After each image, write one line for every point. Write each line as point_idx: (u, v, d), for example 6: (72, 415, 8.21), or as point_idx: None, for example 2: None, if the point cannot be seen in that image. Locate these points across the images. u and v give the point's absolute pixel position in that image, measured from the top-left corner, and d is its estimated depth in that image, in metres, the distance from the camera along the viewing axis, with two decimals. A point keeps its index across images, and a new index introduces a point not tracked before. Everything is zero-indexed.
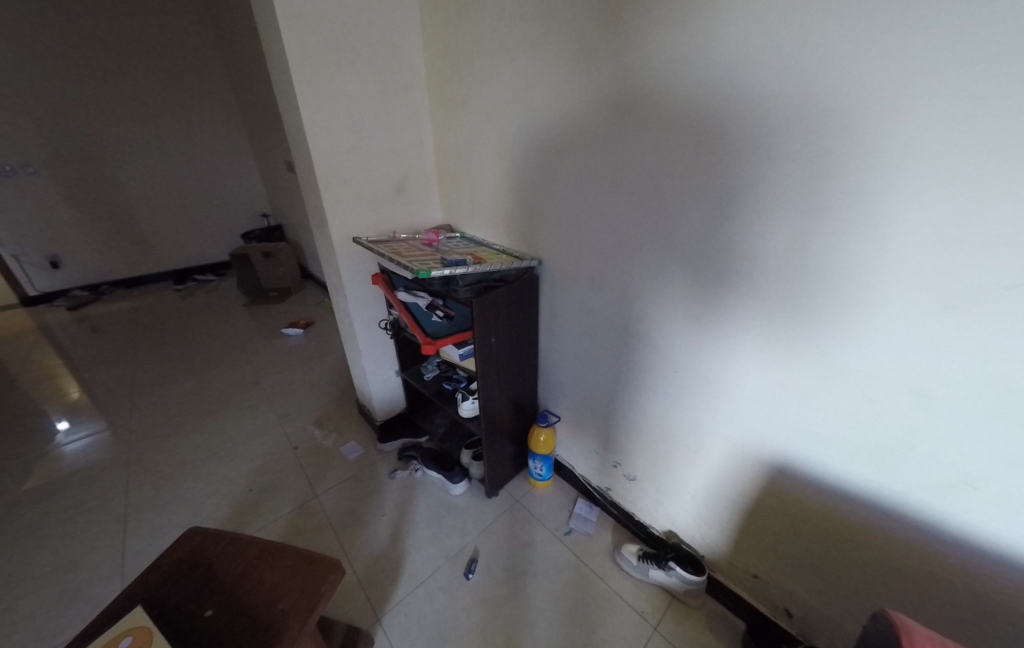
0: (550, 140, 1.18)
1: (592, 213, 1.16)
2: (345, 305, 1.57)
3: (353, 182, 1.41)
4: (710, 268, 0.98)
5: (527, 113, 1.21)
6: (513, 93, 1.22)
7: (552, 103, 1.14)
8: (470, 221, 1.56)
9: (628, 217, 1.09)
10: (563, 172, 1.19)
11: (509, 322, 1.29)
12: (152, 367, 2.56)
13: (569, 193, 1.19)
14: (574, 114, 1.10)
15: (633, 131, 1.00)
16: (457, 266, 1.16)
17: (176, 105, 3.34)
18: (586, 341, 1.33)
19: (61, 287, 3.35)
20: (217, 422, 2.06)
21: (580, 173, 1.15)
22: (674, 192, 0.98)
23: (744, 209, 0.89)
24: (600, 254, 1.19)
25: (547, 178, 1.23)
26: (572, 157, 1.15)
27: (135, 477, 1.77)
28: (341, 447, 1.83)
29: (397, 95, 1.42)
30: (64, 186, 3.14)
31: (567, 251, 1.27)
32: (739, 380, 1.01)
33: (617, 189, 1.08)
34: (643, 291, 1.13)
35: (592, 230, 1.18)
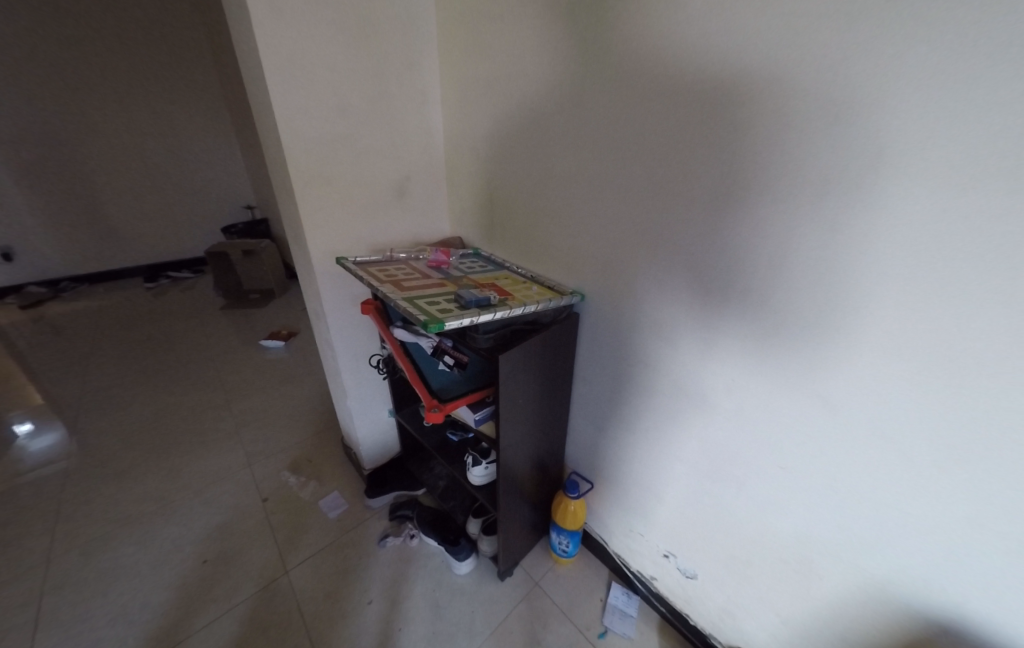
0: (584, 144, 0.87)
1: (607, 226, 0.89)
2: (328, 337, 1.25)
3: (340, 182, 1.08)
4: (751, 298, 0.72)
5: (555, 106, 0.90)
6: (540, 77, 0.91)
7: (587, 95, 0.83)
8: (487, 236, 1.25)
9: (702, 247, 0.75)
10: (604, 186, 0.87)
11: (539, 374, 0.97)
12: (109, 383, 2.18)
13: (613, 213, 0.87)
14: (619, 109, 0.79)
15: (712, 131, 0.69)
16: (479, 310, 0.83)
17: (150, 82, 2.93)
18: (629, 403, 1.00)
19: (13, 281, 2.92)
20: (176, 461, 1.71)
21: (627, 188, 0.83)
22: (787, 217, 0.65)
23: (805, 221, 0.64)
24: (658, 294, 0.84)
25: (581, 193, 0.92)
26: (616, 167, 0.83)
27: (69, 538, 1.42)
28: (320, 502, 1.51)
29: (399, 71, 1.09)
30: (18, 169, 2.72)
31: (607, 288, 0.94)
32: (786, 453, 0.75)
33: (687, 208, 0.75)
34: (723, 351, 0.78)
35: (647, 263, 0.84)
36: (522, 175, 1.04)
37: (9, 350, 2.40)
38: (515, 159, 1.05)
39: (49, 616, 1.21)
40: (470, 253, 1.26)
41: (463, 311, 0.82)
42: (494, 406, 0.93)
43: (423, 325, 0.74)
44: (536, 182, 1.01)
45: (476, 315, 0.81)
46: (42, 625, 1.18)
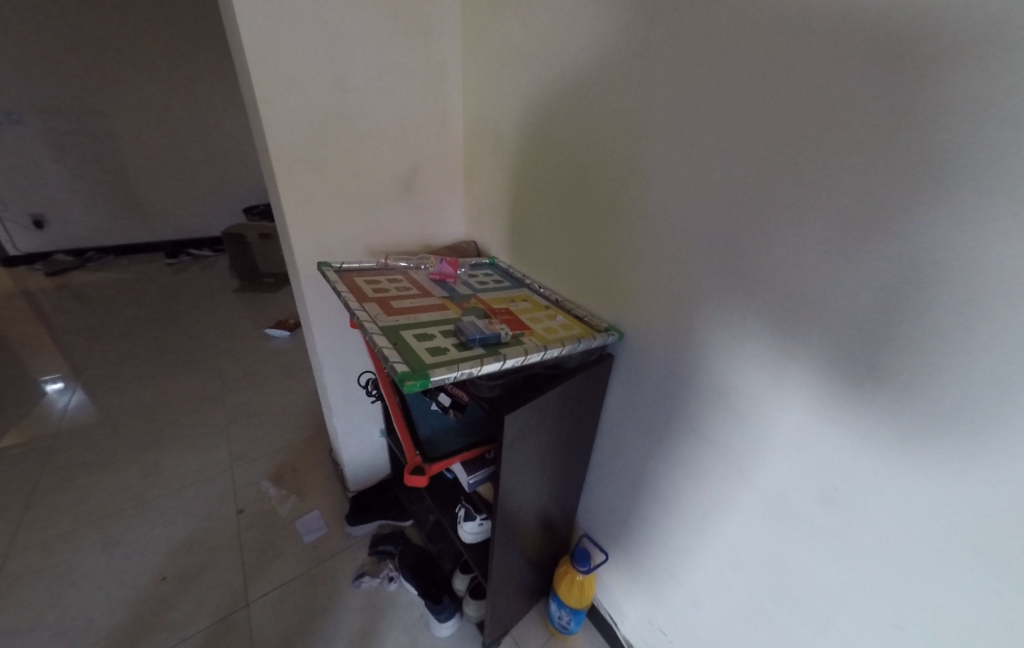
0: (647, 143, 0.66)
1: (665, 249, 0.68)
2: (314, 346, 1.09)
3: (332, 173, 0.93)
4: (875, 379, 0.49)
5: (610, 92, 0.70)
6: (592, 55, 0.70)
7: (654, 78, 0.63)
8: (506, 243, 1.06)
9: (807, 297, 0.53)
10: (668, 199, 0.66)
11: (554, 430, 0.78)
12: (108, 358, 2.08)
13: (677, 236, 0.66)
14: (699, 97, 0.58)
15: (843, 133, 0.46)
16: (483, 353, 0.64)
17: (186, 56, 2.88)
18: (668, 477, 0.78)
19: (43, 249, 2.93)
20: (156, 454, 1.56)
21: (700, 203, 0.61)
22: (969, 272, 0.41)
23: (994, 279, 0.40)
24: (730, 351, 0.62)
25: (636, 205, 0.71)
26: (687, 175, 0.62)
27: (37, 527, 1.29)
28: (298, 521, 1.34)
29: (410, 40, 0.92)
30: (53, 137, 2.72)
31: (657, 331, 0.73)
32: (897, 601, 0.53)
33: (788, 241, 0.53)
34: (820, 446, 0.55)
35: (718, 307, 0.63)
36: (558, 177, 0.84)
37: (33, 312, 2.39)
38: (548, 156, 0.85)
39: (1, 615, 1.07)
40: (484, 263, 1.07)
41: (460, 354, 0.63)
42: (493, 468, 0.74)
43: (400, 377, 0.55)
44: (574, 186, 0.81)
45: (477, 361, 0.61)
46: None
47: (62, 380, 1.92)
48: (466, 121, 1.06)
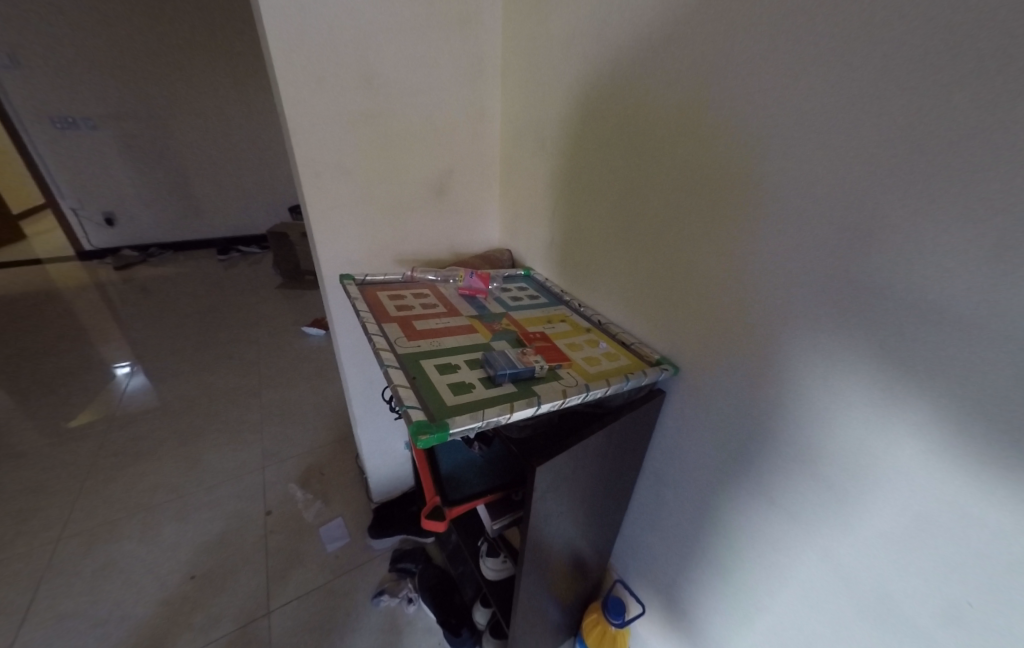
0: (722, 150, 0.56)
1: (742, 273, 0.57)
2: (340, 357, 1.04)
3: (361, 177, 0.88)
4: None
5: (678, 89, 0.60)
6: (659, 47, 0.61)
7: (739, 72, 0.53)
8: (544, 254, 0.98)
9: (946, 347, 0.41)
10: (748, 217, 0.55)
11: (593, 474, 0.68)
12: (158, 350, 2.15)
13: (758, 260, 0.55)
14: (798, 94, 0.48)
15: (1014, 143, 0.36)
16: (513, 393, 0.55)
17: (241, 60, 2.99)
18: (729, 537, 0.67)
19: (113, 245, 3.14)
20: (193, 448, 1.54)
21: (793, 223, 0.51)
22: None
23: None
24: (824, 406, 0.51)
25: (704, 222, 0.60)
26: (776, 189, 0.51)
27: (82, 511, 1.29)
28: (322, 528, 1.26)
29: (447, 31, 0.84)
30: (122, 138, 2.90)
31: (724, 371, 0.62)
32: None
33: (923, 276, 0.42)
34: (950, 534, 0.44)
35: (811, 350, 0.51)
36: (607, 186, 0.75)
37: (104, 303, 2.55)
38: (598, 160, 0.76)
39: (42, 599, 1.06)
40: (519, 275, 1.00)
41: (486, 393, 0.55)
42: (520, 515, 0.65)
43: (415, 424, 0.47)
44: (628, 195, 0.71)
45: (506, 403, 0.53)
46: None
47: (127, 365, 2.03)
48: (504, 118, 0.98)
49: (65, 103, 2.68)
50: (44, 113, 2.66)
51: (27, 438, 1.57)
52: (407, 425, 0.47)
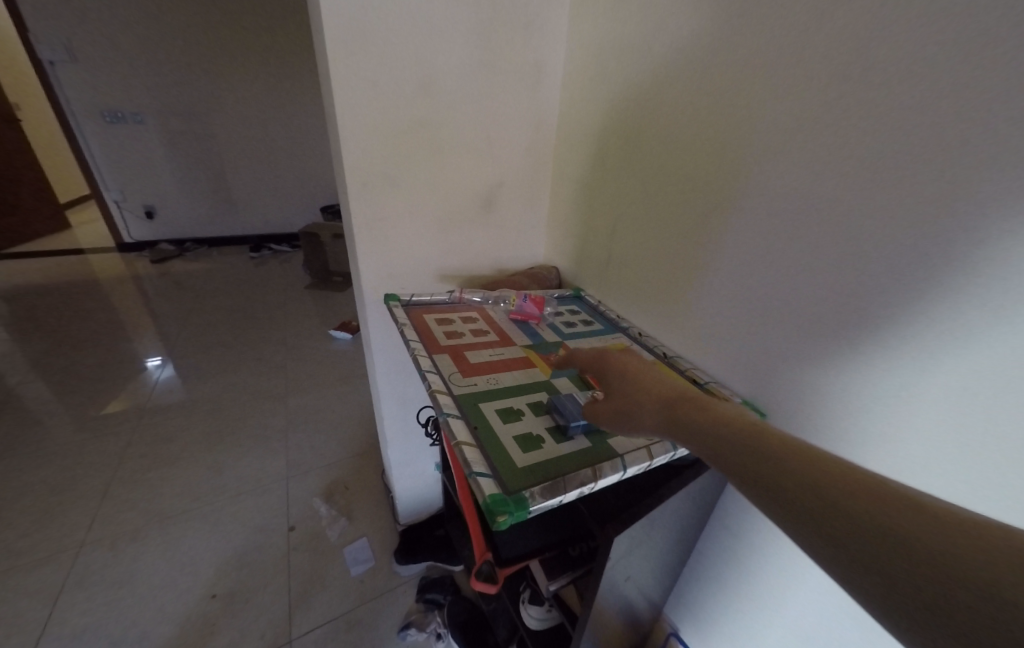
0: (847, 184, 0.51)
1: (868, 311, 0.51)
2: (376, 375, 1.00)
3: (412, 190, 0.83)
4: None
5: (792, 115, 0.55)
6: (772, 69, 0.56)
7: (881, 94, 0.47)
8: (599, 277, 0.92)
9: None
10: (867, 263, 0.50)
11: (666, 529, 0.62)
12: (189, 345, 2.16)
13: (885, 311, 0.50)
14: (960, 124, 0.42)
15: None
16: (590, 451, 0.49)
17: (283, 60, 3.00)
18: (816, 599, 0.63)
19: (151, 237, 3.20)
20: (219, 453, 1.52)
21: (931, 275, 0.46)
22: None
23: None
24: (954, 475, 0.48)
25: (810, 264, 0.56)
26: (915, 230, 0.46)
27: (110, 514, 1.28)
28: (347, 548, 1.21)
29: (512, 35, 0.79)
30: (166, 134, 2.96)
31: (821, 424, 0.58)
32: None
33: None
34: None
35: (940, 416, 0.48)
36: (691, 210, 0.70)
37: (140, 296, 2.59)
38: (681, 175, 0.70)
39: (65, 610, 1.04)
40: (568, 295, 0.95)
41: (559, 450, 0.49)
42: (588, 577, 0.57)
43: (491, 497, 0.41)
44: (719, 216, 0.66)
45: (587, 466, 0.47)
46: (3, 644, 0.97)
47: (159, 358, 2.04)
48: (562, 128, 0.92)
49: (116, 99, 2.75)
50: (95, 108, 2.73)
51: (60, 431, 1.58)
52: (482, 499, 0.41)
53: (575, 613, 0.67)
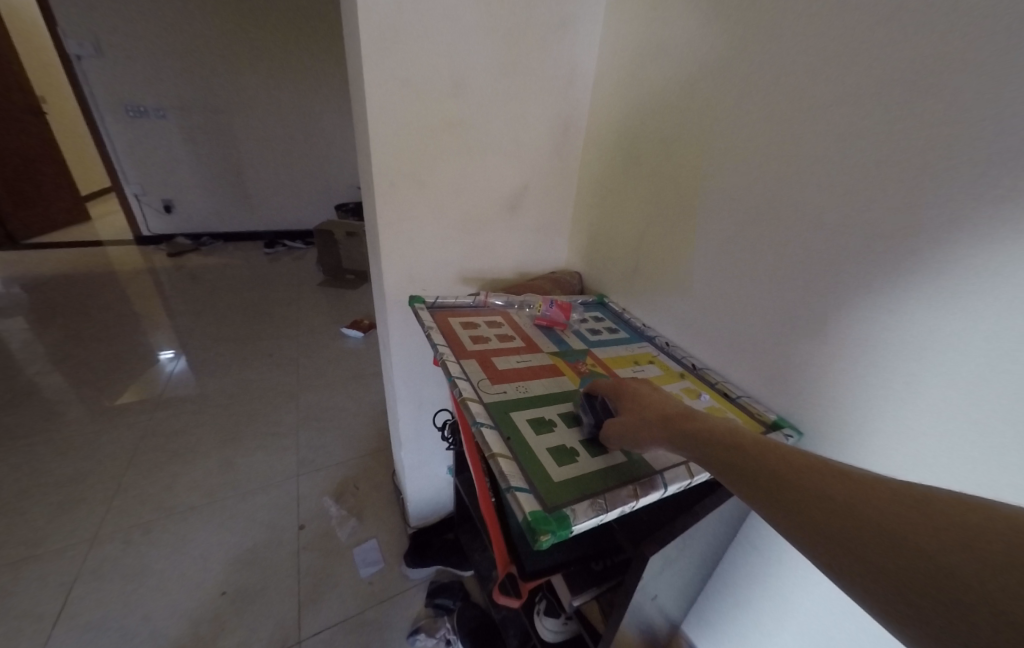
0: (902, 198, 0.48)
1: (918, 328, 0.49)
2: (394, 376, 0.99)
3: (437, 191, 0.82)
4: None
5: (843, 121, 0.52)
6: (821, 73, 0.53)
7: (944, 100, 0.44)
8: (625, 283, 0.90)
9: None
10: (924, 281, 0.48)
11: (694, 546, 0.60)
12: (204, 339, 2.18)
13: (933, 329, 0.48)
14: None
15: None
16: (629, 467, 0.48)
17: (304, 58, 3.02)
18: (849, 627, 0.60)
19: (168, 231, 3.24)
20: (232, 449, 1.52)
21: (999, 298, 0.43)
22: None
23: None
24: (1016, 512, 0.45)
25: (856, 280, 0.53)
26: (972, 245, 0.44)
27: (122, 507, 1.28)
28: (356, 550, 1.20)
29: (545, 36, 0.77)
30: (187, 130, 2.99)
31: (865, 449, 0.56)
32: None
33: None
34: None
35: (1004, 447, 0.45)
36: (723, 217, 0.68)
37: (157, 289, 2.61)
38: (713, 181, 0.68)
39: (76, 602, 1.04)
40: (592, 302, 0.93)
41: (596, 465, 0.47)
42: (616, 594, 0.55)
43: (532, 515, 0.40)
44: (753, 224, 0.63)
45: (626, 483, 0.45)
46: (15, 634, 0.97)
47: (173, 351, 2.06)
48: (591, 131, 0.90)
49: (139, 94, 2.79)
50: (118, 102, 2.77)
51: (76, 421, 1.60)
52: (523, 516, 0.39)
53: (598, 630, 0.63)
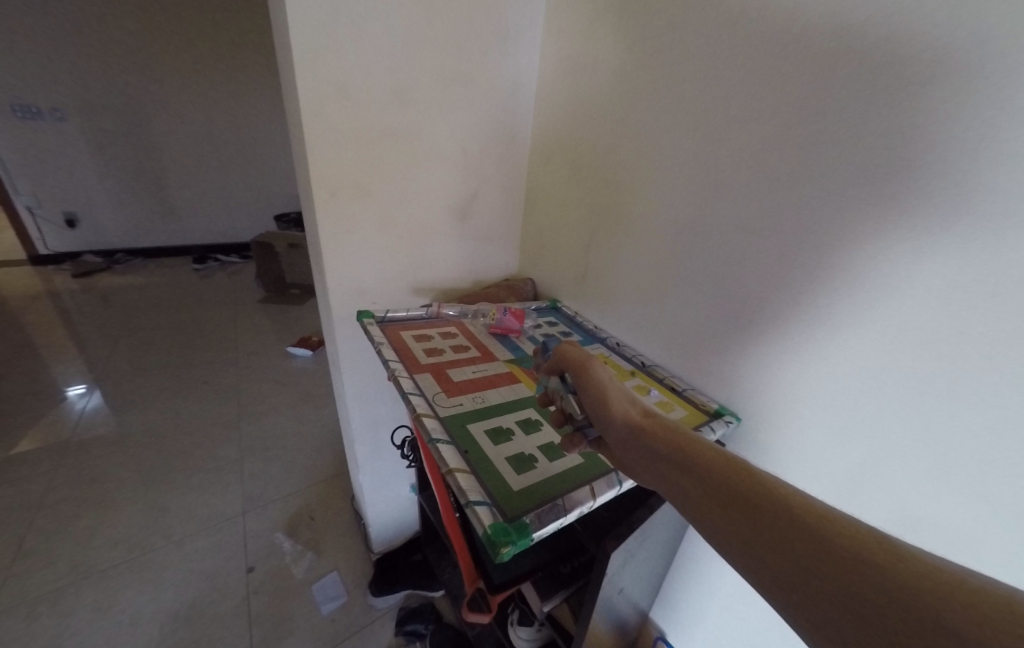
0: (810, 201, 0.52)
1: (834, 315, 0.53)
2: (345, 396, 0.94)
3: (382, 201, 0.79)
4: None
5: (759, 132, 0.56)
6: (746, 85, 0.56)
7: (840, 113, 0.48)
8: (576, 288, 0.91)
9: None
10: (837, 296, 0.52)
11: (655, 535, 0.61)
12: (123, 369, 1.95)
13: (842, 317, 0.52)
14: (902, 148, 0.45)
15: None
16: (584, 468, 0.48)
17: (226, 61, 2.83)
18: None
19: (73, 249, 2.89)
20: (163, 491, 1.37)
21: (899, 304, 0.47)
22: None
23: None
24: (916, 477, 0.49)
25: (776, 277, 0.57)
26: (866, 241, 0.48)
27: (27, 573, 1.11)
28: (314, 586, 1.12)
29: (484, 46, 0.77)
30: (91, 137, 2.69)
31: (790, 430, 0.60)
32: None
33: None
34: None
35: (899, 426, 0.49)
36: (661, 217, 0.70)
37: (61, 315, 2.31)
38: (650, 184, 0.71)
39: None
40: (545, 307, 0.94)
41: (555, 470, 0.47)
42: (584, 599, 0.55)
43: (492, 528, 0.38)
44: (686, 227, 0.67)
45: (584, 484, 0.45)
46: None
47: (85, 385, 1.83)
48: (536, 140, 0.91)
49: (30, 95, 2.47)
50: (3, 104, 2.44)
51: None
52: (482, 531, 0.38)
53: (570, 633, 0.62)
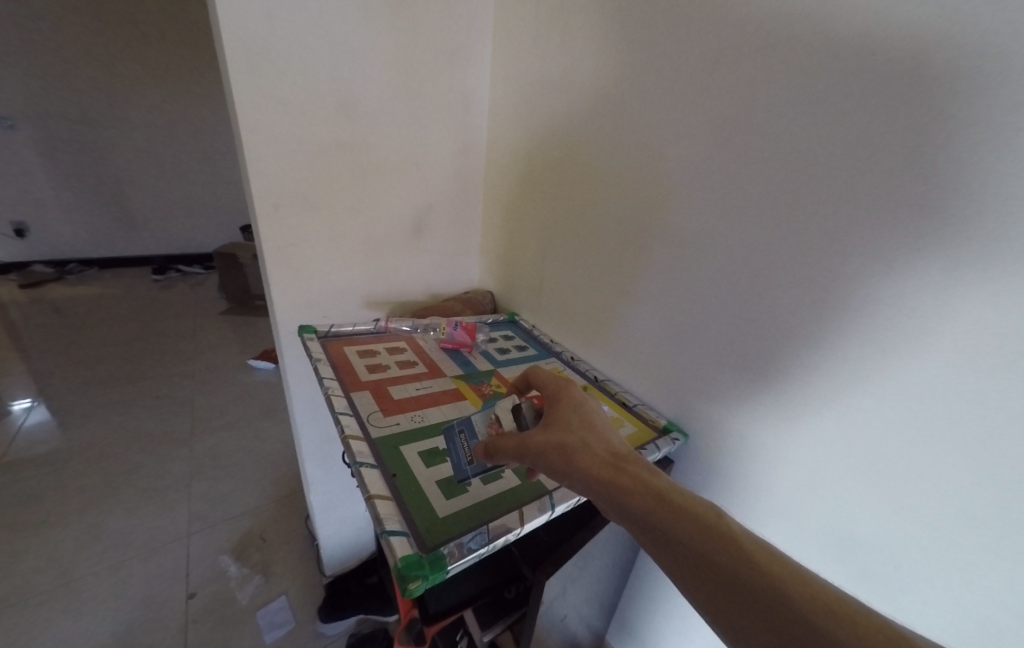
0: (743, 223, 0.55)
1: (769, 328, 0.54)
2: (294, 413, 0.90)
3: (332, 214, 0.78)
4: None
5: (695, 157, 0.59)
6: (693, 113, 0.58)
7: (763, 142, 0.52)
8: (532, 302, 0.92)
9: (963, 436, 0.42)
10: (771, 315, 0.54)
11: (599, 556, 0.61)
12: (67, 384, 1.84)
13: (776, 332, 0.54)
14: (817, 174, 0.48)
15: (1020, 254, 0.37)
16: (520, 490, 0.48)
17: (191, 68, 2.79)
18: None
19: (20, 259, 2.73)
20: (102, 514, 1.29)
21: (864, 345, 0.47)
22: None
23: None
24: (844, 495, 0.51)
25: (714, 296, 0.60)
26: (792, 259, 0.51)
27: None
28: (260, 612, 1.06)
29: (434, 59, 0.78)
30: (45, 141, 2.58)
31: (733, 448, 0.61)
32: None
33: (936, 368, 0.43)
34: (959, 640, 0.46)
35: (828, 440, 0.51)
36: (611, 231, 0.72)
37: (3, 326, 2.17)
38: (600, 198, 0.73)
39: None
40: (503, 320, 0.94)
41: (485, 493, 0.46)
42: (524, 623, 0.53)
43: (404, 560, 0.37)
44: (635, 241, 0.69)
45: (514, 507, 0.45)
46: None
47: (24, 400, 1.71)
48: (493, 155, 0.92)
49: None
50: None
51: None
52: (393, 563, 0.37)
53: None
